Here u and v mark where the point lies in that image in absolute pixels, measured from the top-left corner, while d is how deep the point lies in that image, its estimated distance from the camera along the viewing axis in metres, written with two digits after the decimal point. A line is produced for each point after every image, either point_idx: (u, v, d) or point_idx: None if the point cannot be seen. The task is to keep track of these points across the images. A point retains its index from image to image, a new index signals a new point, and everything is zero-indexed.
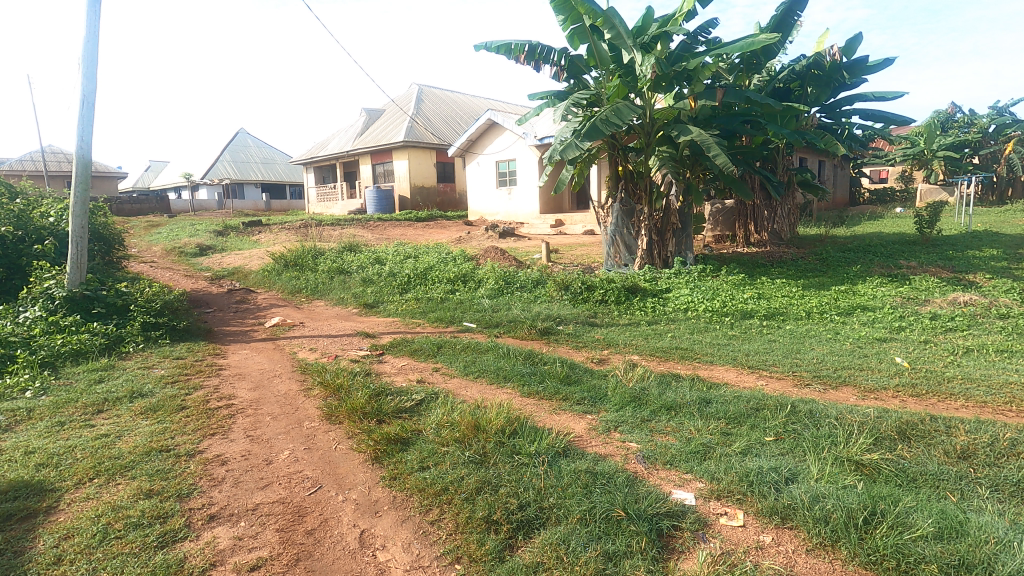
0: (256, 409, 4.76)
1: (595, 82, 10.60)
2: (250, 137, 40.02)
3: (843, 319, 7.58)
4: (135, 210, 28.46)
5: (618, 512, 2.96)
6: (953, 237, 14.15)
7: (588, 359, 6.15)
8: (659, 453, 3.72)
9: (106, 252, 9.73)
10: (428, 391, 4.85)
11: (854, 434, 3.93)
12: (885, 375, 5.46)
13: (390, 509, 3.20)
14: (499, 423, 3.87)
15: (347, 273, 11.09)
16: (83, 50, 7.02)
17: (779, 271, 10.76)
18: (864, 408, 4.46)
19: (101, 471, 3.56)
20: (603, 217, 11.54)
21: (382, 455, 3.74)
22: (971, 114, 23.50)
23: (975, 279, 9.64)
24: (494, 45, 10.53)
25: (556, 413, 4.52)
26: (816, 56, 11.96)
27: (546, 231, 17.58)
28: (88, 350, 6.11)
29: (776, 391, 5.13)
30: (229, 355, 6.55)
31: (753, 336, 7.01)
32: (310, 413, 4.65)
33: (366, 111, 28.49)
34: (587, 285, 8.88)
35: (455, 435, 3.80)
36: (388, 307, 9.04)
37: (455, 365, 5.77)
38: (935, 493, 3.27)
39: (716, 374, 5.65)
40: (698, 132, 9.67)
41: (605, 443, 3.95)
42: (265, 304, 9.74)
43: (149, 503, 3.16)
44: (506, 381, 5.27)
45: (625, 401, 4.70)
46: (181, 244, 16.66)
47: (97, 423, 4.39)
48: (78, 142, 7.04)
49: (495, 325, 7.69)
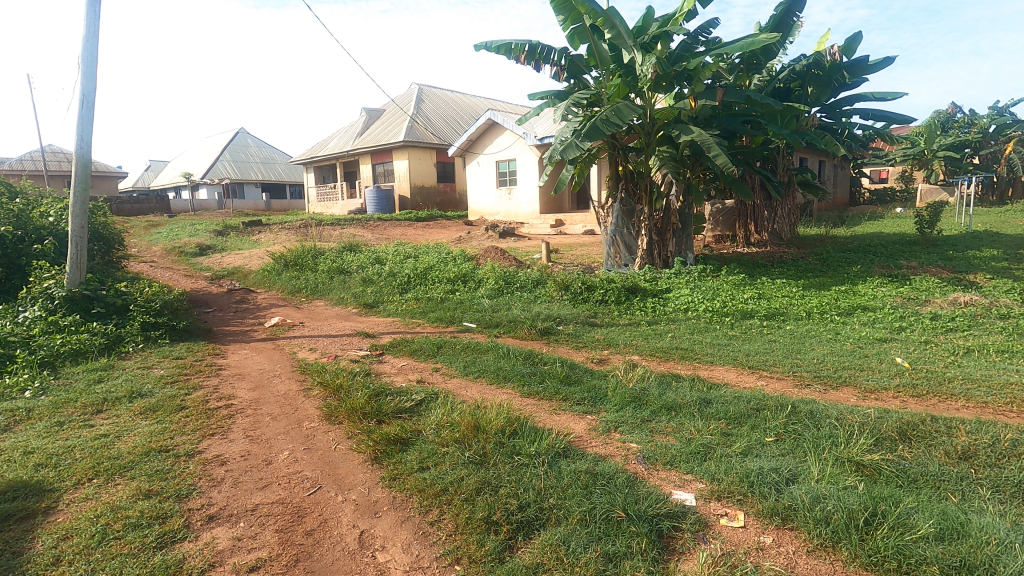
0: (255, 409, 4.76)
1: (595, 81, 10.60)
2: (250, 137, 40.06)
3: (844, 319, 7.57)
4: (135, 209, 28.46)
5: (618, 513, 2.96)
6: (953, 237, 14.15)
7: (588, 359, 6.14)
8: (660, 454, 3.72)
9: (106, 251, 9.72)
10: (428, 391, 4.85)
11: (854, 434, 3.93)
12: (885, 376, 5.45)
13: (390, 510, 3.19)
14: (499, 423, 3.86)
15: (347, 272, 11.08)
16: (84, 50, 7.02)
17: (780, 271, 10.74)
18: (864, 409, 4.45)
19: (100, 471, 3.55)
20: (603, 216, 11.53)
21: (382, 455, 3.73)
22: (971, 114, 23.50)
23: (975, 279, 9.63)
24: (494, 45, 10.54)
25: (556, 413, 4.52)
26: (817, 56, 11.97)
27: (546, 231, 17.57)
28: (87, 350, 6.10)
29: (776, 391, 5.12)
30: (229, 355, 6.55)
31: (753, 336, 7.00)
32: (310, 413, 4.64)
33: (366, 111, 28.49)
34: (587, 285, 8.87)
35: (455, 435, 3.79)
36: (388, 307, 9.04)
37: (455, 365, 5.77)
38: (936, 494, 3.26)
39: (716, 374, 5.65)
40: (698, 132, 9.67)
41: (605, 444, 3.94)
42: (265, 304, 9.74)
43: (148, 504, 3.16)
44: (506, 381, 5.27)
45: (625, 401, 4.69)
46: (180, 244, 16.65)
47: (96, 423, 4.39)
48: (78, 142, 7.03)
49: (495, 325, 7.69)
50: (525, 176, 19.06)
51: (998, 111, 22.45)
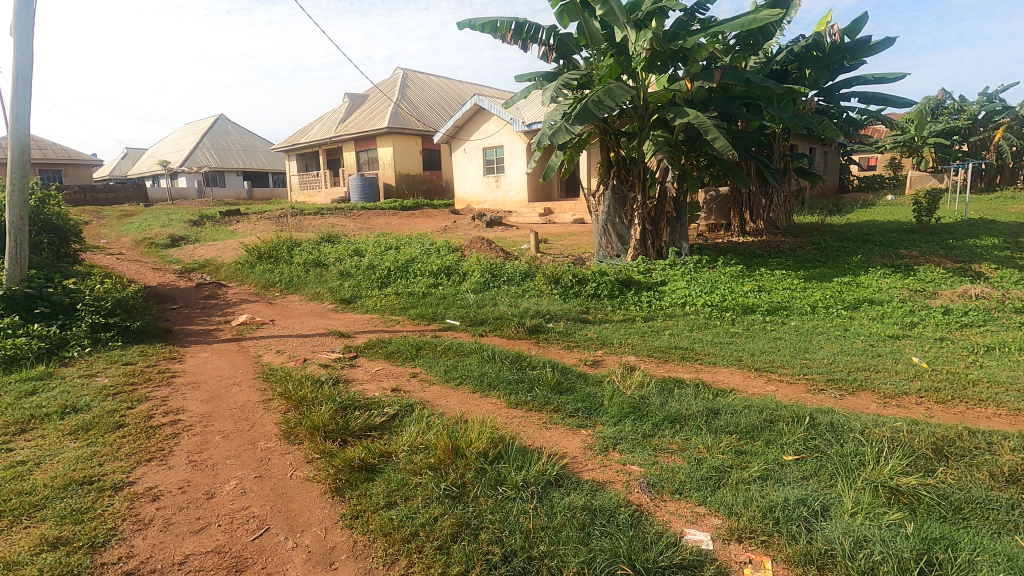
0: (205, 426, 4.18)
1: (586, 62, 10.02)
2: (231, 124, 39.15)
3: (850, 314, 7.11)
4: (112, 198, 27.64)
5: (624, 567, 2.47)
6: (952, 225, 13.82)
7: (580, 362, 5.61)
8: (666, 479, 3.23)
9: (58, 244, 9.00)
10: (403, 401, 4.33)
11: (885, 453, 3.47)
12: (904, 378, 5.03)
13: (348, 559, 2.66)
14: (481, 445, 3.35)
15: (324, 265, 10.47)
16: (16, 21, 6.33)
17: (778, 262, 10.29)
18: (890, 420, 4.01)
19: (3, 512, 2.98)
20: (593, 205, 10.98)
21: (345, 486, 3.20)
22: (961, 100, 23.16)
23: (981, 269, 9.25)
24: (478, 22, 9.90)
25: (546, 429, 4.00)
26: (817, 37, 11.51)
27: (534, 220, 17.01)
28: (23, 357, 5.47)
29: (789, 398, 4.65)
30: (186, 359, 5.95)
31: (757, 333, 6.53)
32: (267, 430, 4.09)
33: (349, 96, 27.61)
34: (578, 279, 8.37)
35: (430, 461, 3.27)
36: (366, 302, 8.45)
37: (435, 370, 5.23)
38: (988, 528, 2.85)
39: (720, 378, 5.15)
40: (695, 115, 9.16)
41: (602, 467, 3.44)
42: (236, 300, 9.11)
43: (51, 559, 2.60)
44: (490, 390, 4.72)
45: (623, 412, 4.20)
46: (151, 235, 15.85)
47: (15, 447, 3.78)
48: (13, 123, 6.37)
49: (480, 323, 7.12)
50: (513, 164, 18.45)
51: (988, 97, 22.22)
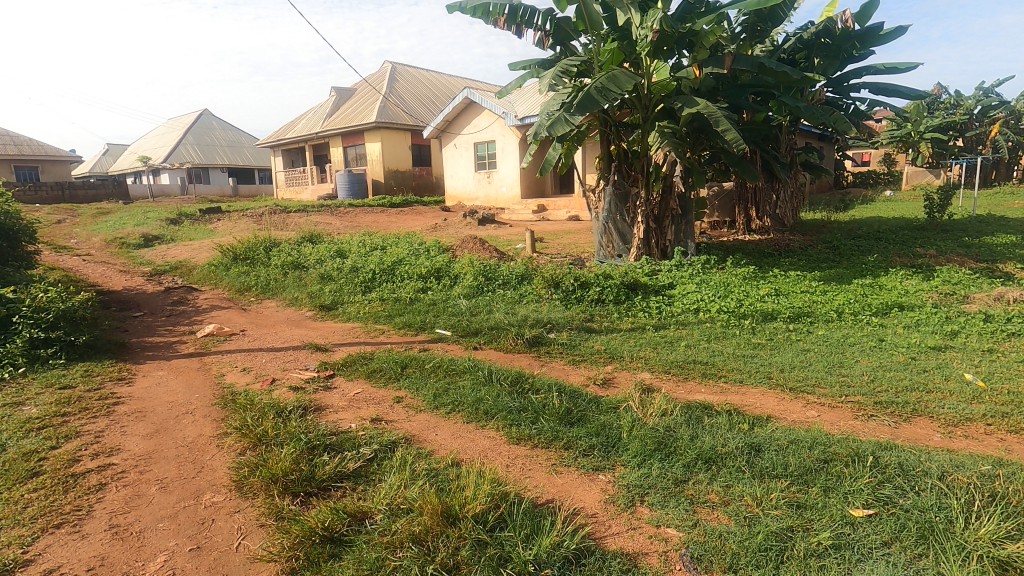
0: (142, 473, 3.42)
1: (584, 49, 9.30)
2: (215, 119, 38.06)
3: (881, 321, 6.45)
4: (91, 195, 26.55)
5: None
6: (963, 221, 13.28)
7: (589, 382, 4.89)
8: (714, 551, 2.58)
9: (7, 246, 8.13)
10: (384, 437, 3.61)
11: (981, 508, 2.79)
12: (963, 401, 4.36)
13: None
14: (478, 508, 2.65)
15: (303, 267, 9.68)
16: None
17: (790, 262, 9.68)
18: (970, 460, 3.31)
19: None
20: (593, 201, 10.27)
21: (304, 566, 2.50)
22: (957, 94, 22.75)
23: (1008, 270, 8.67)
24: (469, 6, 9.15)
25: (556, 474, 3.30)
26: (828, 23, 10.96)
27: (529, 218, 16.29)
28: None
29: (839, 429, 3.94)
30: (137, 380, 5.19)
31: (782, 344, 5.85)
32: (217, 477, 3.34)
33: (337, 90, 26.80)
34: (580, 282, 7.63)
35: (415, 531, 2.56)
36: (347, 309, 7.70)
37: (423, 394, 4.51)
38: None
39: (751, 402, 4.45)
40: (705, 104, 8.47)
41: (630, 531, 2.76)
42: (206, 307, 8.30)
43: None
44: (486, 420, 4.01)
45: (647, 449, 3.49)
46: (122, 235, 14.91)
47: None
48: None
49: (473, 333, 6.40)
50: (505, 158, 17.74)
51: (984, 92, 21.76)
